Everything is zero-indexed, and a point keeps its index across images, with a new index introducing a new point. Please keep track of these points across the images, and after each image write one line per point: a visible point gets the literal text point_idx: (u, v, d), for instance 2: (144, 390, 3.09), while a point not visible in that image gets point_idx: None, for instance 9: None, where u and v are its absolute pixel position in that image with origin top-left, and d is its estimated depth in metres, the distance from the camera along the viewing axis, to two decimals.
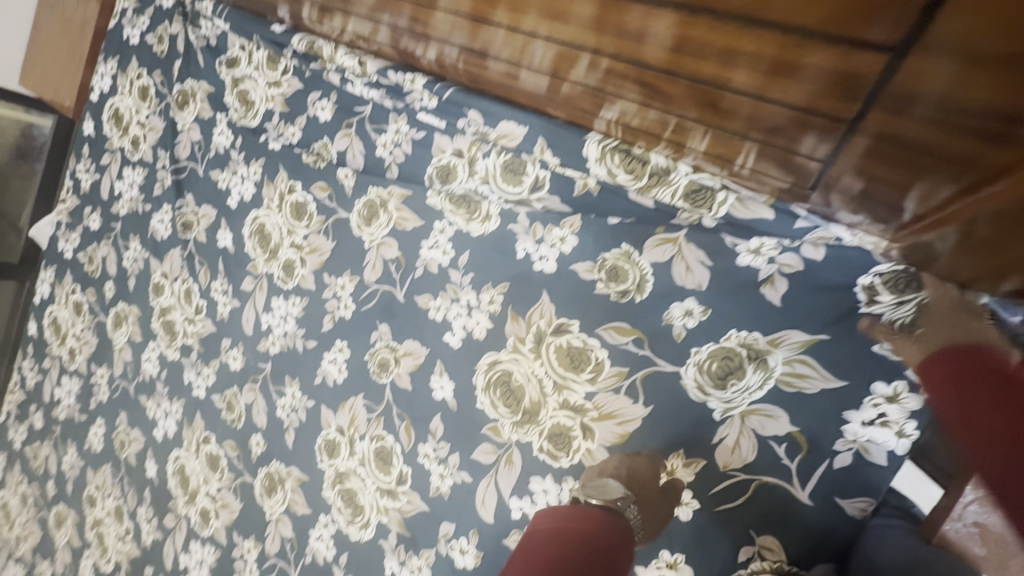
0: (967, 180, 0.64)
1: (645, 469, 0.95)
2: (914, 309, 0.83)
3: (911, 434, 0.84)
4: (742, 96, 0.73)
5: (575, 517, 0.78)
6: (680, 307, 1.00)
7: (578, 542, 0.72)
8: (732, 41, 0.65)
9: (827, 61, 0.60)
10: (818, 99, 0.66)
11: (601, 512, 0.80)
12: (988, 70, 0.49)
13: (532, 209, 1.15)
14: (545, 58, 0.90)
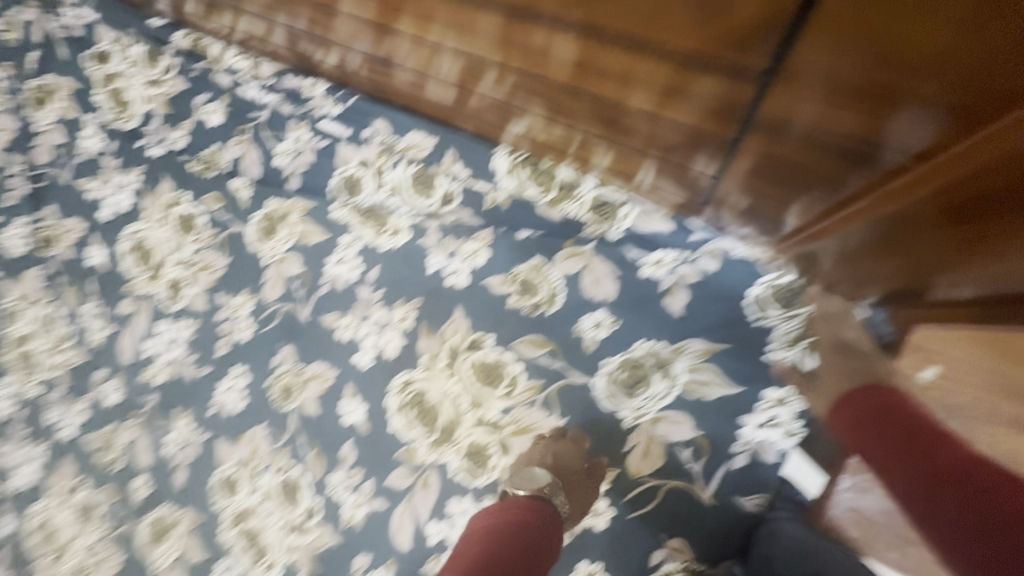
0: (831, 205, 0.72)
1: (569, 454, 0.95)
2: (800, 321, 0.91)
3: (796, 433, 0.91)
4: (639, 115, 0.77)
5: (515, 522, 0.80)
6: (591, 319, 1.01)
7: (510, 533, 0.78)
8: (631, 63, 0.70)
9: (716, 87, 0.66)
10: (706, 122, 0.71)
11: (530, 498, 0.85)
12: (844, 88, 0.56)
13: (444, 222, 1.12)
14: (451, 68, 0.88)
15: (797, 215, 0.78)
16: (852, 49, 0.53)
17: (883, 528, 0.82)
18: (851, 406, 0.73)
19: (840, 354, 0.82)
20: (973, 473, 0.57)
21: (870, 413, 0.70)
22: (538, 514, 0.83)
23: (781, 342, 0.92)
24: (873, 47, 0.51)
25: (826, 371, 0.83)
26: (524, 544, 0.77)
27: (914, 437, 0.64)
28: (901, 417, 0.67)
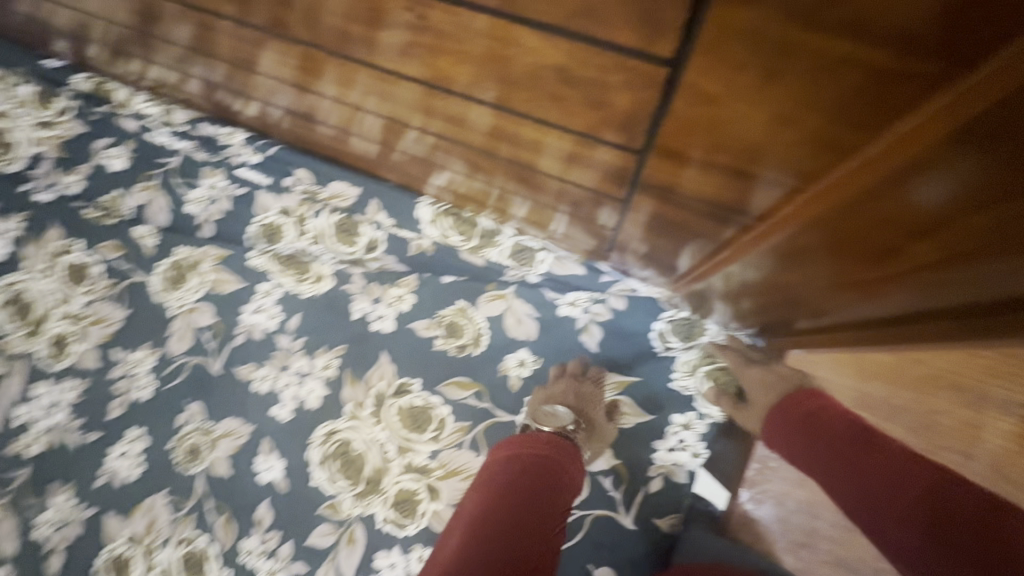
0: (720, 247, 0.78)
1: (591, 396, 1.00)
2: (697, 351, 1.03)
3: (701, 453, 1.00)
4: (549, 176, 0.85)
5: (541, 457, 0.81)
6: (515, 357, 1.07)
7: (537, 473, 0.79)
8: (540, 135, 0.76)
9: (608, 158, 0.73)
10: (604, 184, 0.80)
11: (552, 436, 0.87)
12: (707, 161, 0.63)
13: (368, 268, 1.14)
14: (374, 125, 0.92)
15: (687, 258, 0.87)
16: (705, 127, 0.59)
17: (778, 535, 0.91)
18: (787, 411, 0.83)
19: (760, 369, 0.92)
20: (908, 474, 0.65)
21: (808, 421, 0.79)
22: (560, 449, 0.85)
23: (684, 371, 1.02)
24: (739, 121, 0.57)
25: (753, 391, 0.91)
26: (544, 480, 0.79)
27: (849, 439, 0.73)
28: (837, 421, 0.76)
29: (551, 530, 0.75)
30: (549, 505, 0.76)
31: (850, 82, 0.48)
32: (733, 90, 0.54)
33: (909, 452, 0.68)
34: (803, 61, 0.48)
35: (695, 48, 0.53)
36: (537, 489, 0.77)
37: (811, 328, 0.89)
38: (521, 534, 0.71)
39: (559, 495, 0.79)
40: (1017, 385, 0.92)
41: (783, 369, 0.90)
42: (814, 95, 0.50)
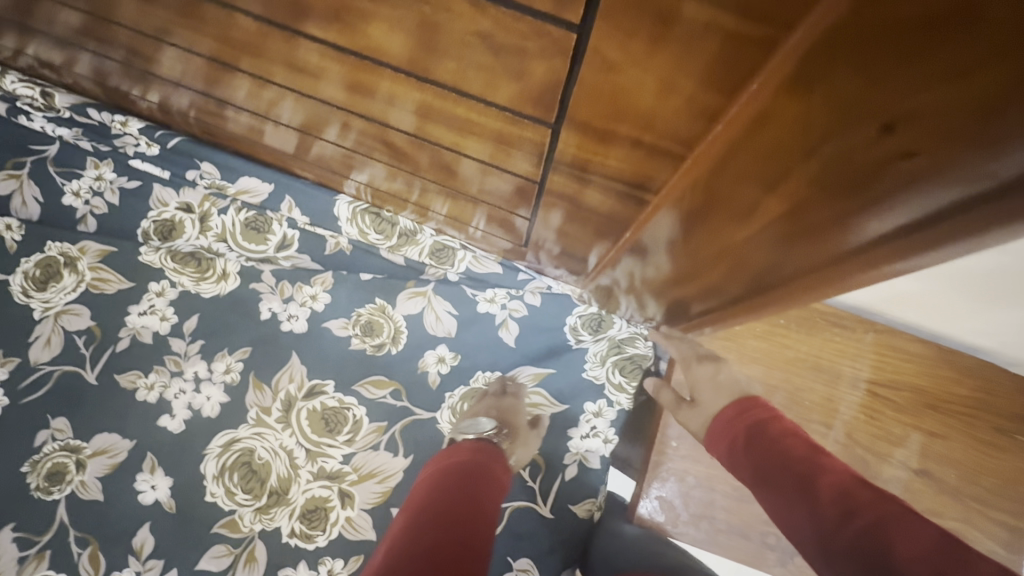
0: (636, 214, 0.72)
1: (513, 408, 1.00)
2: (606, 343, 1.10)
3: (612, 439, 1.05)
4: (478, 162, 0.81)
5: (461, 462, 0.84)
6: (434, 354, 1.07)
7: (460, 474, 0.81)
8: (461, 140, 0.77)
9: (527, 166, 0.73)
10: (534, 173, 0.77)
11: (476, 442, 0.90)
12: (637, 134, 0.52)
13: (280, 267, 1.10)
14: (293, 116, 0.91)
15: (597, 256, 0.96)
16: (615, 106, 0.48)
17: (681, 509, 0.97)
18: (729, 419, 0.86)
19: (710, 370, 0.94)
20: (851, 493, 0.66)
21: (751, 433, 0.81)
22: (489, 453, 0.88)
23: (595, 363, 1.09)
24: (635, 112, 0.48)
25: (702, 392, 0.93)
26: (474, 481, 0.80)
27: (793, 455, 0.74)
28: (780, 437, 0.78)
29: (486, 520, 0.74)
30: (481, 500, 0.77)
31: (741, 57, 0.38)
32: (633, 75, 0.44)
33: (852, 474, 0.69)
34: (688, 32, 0.38)
35: (595, 21, 0.40)
36: (468, 489, 0.78)
37: (695, 316, 0.96)
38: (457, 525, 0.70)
39: (490, 494, 0.80)
40: (861, 362, 1.09)
41: (730, 373, 0.92)
42: (725, 77, 0.40)
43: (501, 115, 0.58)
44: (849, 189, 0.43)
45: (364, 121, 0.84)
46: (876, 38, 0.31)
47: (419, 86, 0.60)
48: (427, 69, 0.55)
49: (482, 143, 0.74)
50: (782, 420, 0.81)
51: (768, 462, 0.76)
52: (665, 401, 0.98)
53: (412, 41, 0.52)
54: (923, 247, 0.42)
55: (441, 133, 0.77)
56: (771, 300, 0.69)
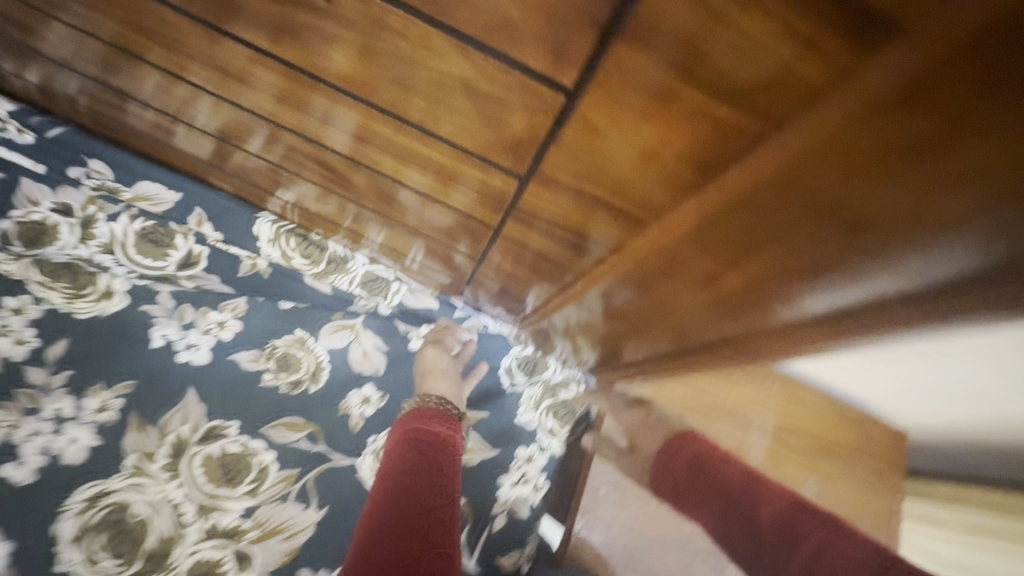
0: (592, 262, 0.69)
1: (432, 354, 1.00)
2: (539, 386, 1.10)
3: (541, 486, 1.03)
4: (413, 195, 0.78)
5: (413, 432, 0.84)
6: (358, 395, 0.99)
7: (411, 447, 0.81)
8: (400, 167, 0.72)
9: (468, 200, 0.70)
10: (469, 225, 0.79)
11: (420, 408, 0.89)
12: (609, 197, 0.51)
13: (183, 288, 0.97)
14: (214, 122, 0.79)
15: (536, 299, 0.95)
16: (592, 161, 0.46)
17: (611, 562, 0.94)
18: (667, 456, 0.87)
19: (639, 414, 0.96)
20: (792, 522, 0.67)
21: (689, 468, 0.82)
22: (448, 424, 0.88)
23: (528, 406, 1.08)
24: (612, 168, 0.46)
25: (637, 437, 0.95)
26: (437, 457, 0.80)
27: (731, 487, 0.75)
28: (718, 468, 0.79)
29: (450, 507, 0.76)
30: (445, 482, 0.77)
31: (728, 142, 0.38)
32: (616, 144, 0.43)
33: (792, 499, 0.70)
34: (682, 110, 0.37)
35: (586, 88, 0.38)
36: (431, 468, 0.78)
37: (623, 365, 0.98)
38: (423, 525, 0.70)
39: (453, 470, 0.81)
40: (767, 410, 1.17)
41: (659, 412, 0.94)
42: (709, 155, 0.40)
43: (466, 158, 0.55)
44: (822, 266, 0.42)
45: (301, 140, 0.75)
46: (892, 134, 0.29)
47: (377, 116, 0.55)
48: (390, 101, 0.50)
49: (423, 173, 0.70)
50: (718, 451, 0.82)
51: (710, 498, 0.77)
52: (604, 453, 0.99)
53: (379, 71, 0.46)
54: (873, 326, 0.44)
55: (390, 163, 0.72)
56: (710, 360, 0.70)
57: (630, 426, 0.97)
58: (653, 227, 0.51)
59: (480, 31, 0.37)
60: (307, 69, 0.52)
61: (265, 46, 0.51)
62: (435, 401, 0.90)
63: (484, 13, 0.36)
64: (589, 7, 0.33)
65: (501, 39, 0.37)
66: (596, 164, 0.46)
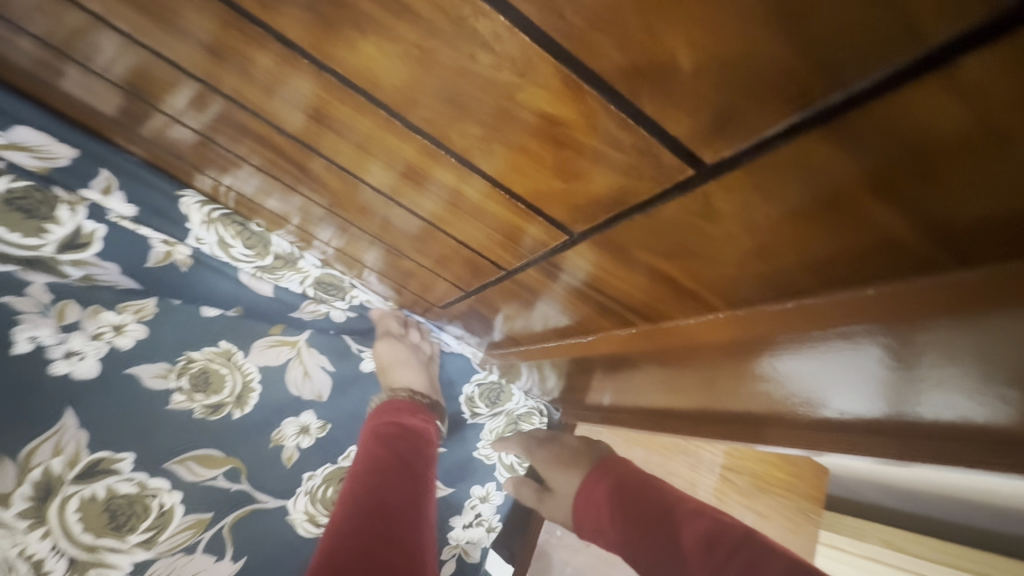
0: (599, 321, 0.61)
1: (387, 342, 0.89)
2: (502, 419, 1.01)
3: (495, 526, 0.95)
4: (375, 196, 0.62)
5: (386, 431, 0.77)
6: (295, 424, 0.84)
7: (385, 449, 0.74)
8: (359, 161, 0.56)
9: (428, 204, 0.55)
10: (449, 249, 0.66)
11: (393, 403, 0.83)
12: (681, 276, 0.42)
13: (64, 281, 0.75)
14: (118, 65, 0.58)
15: (503, 321, 0.81)
16: (681, 241, 0.37)
17: None
18: (588, 491, 0.78)
19: (552, 450, 0.87)
20: (715, 540, 0.62)
21: (612, 493, 0.75)
22: (419, 416, 0.82)
23: (489, 441, 0.99)
24: (699, 253, 0.38)
25: (554, 478, 0.85)
26: (408, 456, 0.74)
27: (653, 509, 0.69)
28: (640, 489, 0.73)
29: (420, 507, 0.70)
30: (414, 484, 0.72)
31: (875, 262, 0.31)
32: (730, 233, 0.34)
33: (711, 517, 0.65)
34: (838, 222, 0.29)
35: (732, 168, 0.29)
36: (404, 474, 0.71)
37: (592, 406, 0.92)
38: (393, 526, 0.64)
39: (424, 469, 0.76)
40: (717, 448, 1.17)
41: (571, 444, 0.87)
42: (838, 268, 0.33)
43: (508, 201, 0.43)
44: (901, 388, 0.39)
45: (255, 123, 0.58)
46: None
47: (397, 130, 0.41)
48: (427, 120, 0.37)
49: (385, 170, 0.54)
50: (639, 474, 0.76)
51: (632, 524, 0.69)
52: (523, 497, 0.89)
53: (428, 82, 0.33)
54: (895, 447, 0.44)
55: (364, 161, 0.56)
56: (685, 424, 0.67)
57: (546, 466, 0.87)
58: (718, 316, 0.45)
59: (614, 72, 0.26)
60: (310, 54, 0.37)
61: (248, 8, 0.35)
62: (400, 399, 0.83)
63: (634, 51, 0.25)
64: (800, 81, 0.23)
65: (640, 86, 0.26)
66: (683, 245, 0.37)
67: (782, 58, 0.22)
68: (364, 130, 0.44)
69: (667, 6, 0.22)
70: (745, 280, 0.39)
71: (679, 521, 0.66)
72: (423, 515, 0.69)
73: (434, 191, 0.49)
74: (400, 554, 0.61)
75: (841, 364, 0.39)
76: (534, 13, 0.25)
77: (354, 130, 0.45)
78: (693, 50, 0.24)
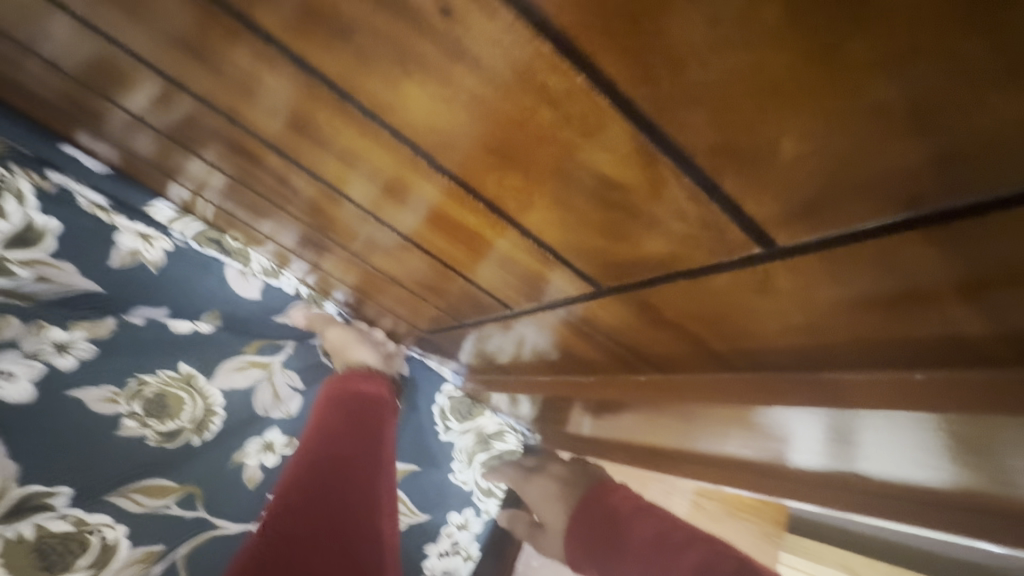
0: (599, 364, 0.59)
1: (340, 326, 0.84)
2: (473, 437, 0.96)
3: (472, 555, 0.91)
4: (356, 215, 0.56)
5: (337, 397, 0.71)
6: (257, 442, 0.79)
7: (336, 414, 0.67)
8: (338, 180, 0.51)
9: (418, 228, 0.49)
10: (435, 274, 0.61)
11: (346, 372, 0.77)
12: (710, 338, 0.40)
13: (3, 287, 0.67)
14: (60, 48, 0.50)
15: (475, 342, 0.78)
16: (724, 309, 0.35)
17: None
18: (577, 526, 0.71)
19: (542, 482, 0.80)
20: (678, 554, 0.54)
21: (593, 521, 0.68)
22: (373, 381, 0.76)
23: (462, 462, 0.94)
24: (738, 320, 0.36)
25: (544, 511, 0.79)
26: (359, 416, 0.68)
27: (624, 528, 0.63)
28: (615, 510, 0.66)
29: (377, 455, 0.63)
30: (368, 437, 0.65)
31: (928, 350, 0.31)
32: (783, 308, 0.32)
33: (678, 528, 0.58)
34: (906, 314, 0.28)
35: (808, 252, 0.27)
36: (359, 433, 0.65)
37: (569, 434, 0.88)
38: (343, 480, 0.58)
39: (379, 426, 0.69)
40: None
41: (559, 471, 0.80)
42: (886, 351, 0.32)
43: (535, 250, 0.40)
44: None
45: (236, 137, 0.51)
46: None
47: (422, 168, 0.37)
48: (463, 165, 0.34)
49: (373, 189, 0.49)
50: (619, 493, 0.69)
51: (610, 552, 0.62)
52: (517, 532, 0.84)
53: (477, 128, 0.29)
54: (856, 501, 0.42)
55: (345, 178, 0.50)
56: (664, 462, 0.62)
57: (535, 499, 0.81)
58: (738, 381, 0.43)
59: (702, 151, 0.24)
60: (334, 83, 0.32)
61: (266, 25, 0.30)
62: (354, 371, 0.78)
63: (732, 133, 0.22)
64: (916, 186, 0.21)
65: (724, 162, 0.24)
66: (725, 312, 0.36)
67: (905, 163, 0.20)
68: (363, 151, 0.39)
69: (787, 94, 0.20)
70: (779, 349, 0.37)
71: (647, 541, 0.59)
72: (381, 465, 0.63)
73: (448, 229, 0.45)
74: (356, 505, 0.56)
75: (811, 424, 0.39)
76: (627, 80, 0.22)
77: (348, 148, 0.40)
78: (803, 139, 0.21)
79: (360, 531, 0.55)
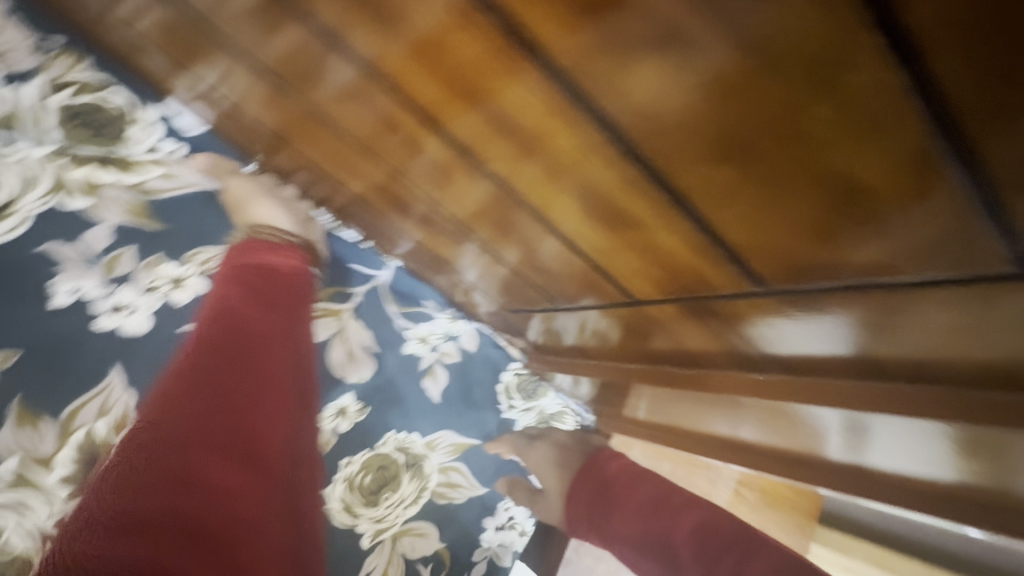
0: (697, 357, 0.60)
1: (250, 194, 0.76)
2: (533, 416, 0.96)
3: (527, 531, 0.91)
4: (469, 194, 0.54)
5: (244, 269, 0.69)
6: (332, 405, 0.81)
7: (236, 285, 0.66)
8: (457, 162, 0.49)
9: (549, 214, 0.48)
10: (544, 260, 0.59)
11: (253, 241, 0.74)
12: (877, 341, 0.39)
13: (138, 186, 0.75)
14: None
15: (543, 325, 0.81)
16: (912, 318, 0.34)
17: None
18: (579, 494, 0.79)
19: (544, 453, 0.85)
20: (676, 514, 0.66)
21: (597, 493, 0.77)
22: (285, 254, 0.74)
23: None
24: (922, 329, 0.35)
25: (546, 478, 0.84)
26: (268, 291, 0.68)
27: (621, 496, 0.73)
28: (613, 479, 0.76)
29: (287, 333, 0.66)
30: (274, 312, 0.66)
31: None
32: (996, 325, 0.31)
33: (668, 493, 0.69)
34: None
35: None
36: (266, 305, 0.66)
37: (630, 422, 0.87)
38: (261, 384, 0.58)
39: (292, 301, 0.70)
40: None
41: (563, 444, 0.85)
42: None
43: (704, 246, 0.39)
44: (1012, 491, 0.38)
45: (370, 111, 0.49)
46: None
47: (614, 156, 0.36)
48: (668, 154, 0.33)
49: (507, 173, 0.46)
50: (620, 467, 0.77)
51: (608, 516, 0.73)
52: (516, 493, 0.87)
53: (723, 116, 0.28)
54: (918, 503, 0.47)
55: (464, 163, 0.49)
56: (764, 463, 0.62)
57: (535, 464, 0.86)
58: (892, 391, 0.42)
59: (999, 164, 0.22)
60: (551, 61, 0.31)
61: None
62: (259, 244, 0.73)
63: None
64: None
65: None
66: (912, 321, 0.34)
67: None
68: (534, 125, 0.37)
69: None
70: (954, 361, 0.36)
71: (643, 503, 0.70)
72: (291, 342, 0.66)
73: (602, 220, 0.43)
74: (266, 388, 0.58)
75: (815, 411, 0.48)
76: (956, 80, 0.21)
77: (515, 125, 0.39)
78: None
79: (276, 392, 0.59)
